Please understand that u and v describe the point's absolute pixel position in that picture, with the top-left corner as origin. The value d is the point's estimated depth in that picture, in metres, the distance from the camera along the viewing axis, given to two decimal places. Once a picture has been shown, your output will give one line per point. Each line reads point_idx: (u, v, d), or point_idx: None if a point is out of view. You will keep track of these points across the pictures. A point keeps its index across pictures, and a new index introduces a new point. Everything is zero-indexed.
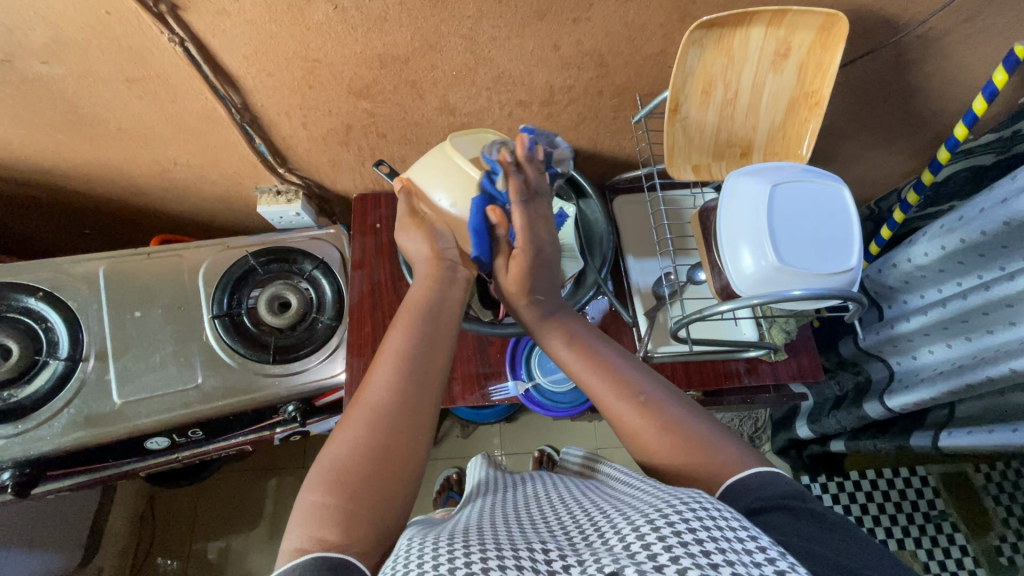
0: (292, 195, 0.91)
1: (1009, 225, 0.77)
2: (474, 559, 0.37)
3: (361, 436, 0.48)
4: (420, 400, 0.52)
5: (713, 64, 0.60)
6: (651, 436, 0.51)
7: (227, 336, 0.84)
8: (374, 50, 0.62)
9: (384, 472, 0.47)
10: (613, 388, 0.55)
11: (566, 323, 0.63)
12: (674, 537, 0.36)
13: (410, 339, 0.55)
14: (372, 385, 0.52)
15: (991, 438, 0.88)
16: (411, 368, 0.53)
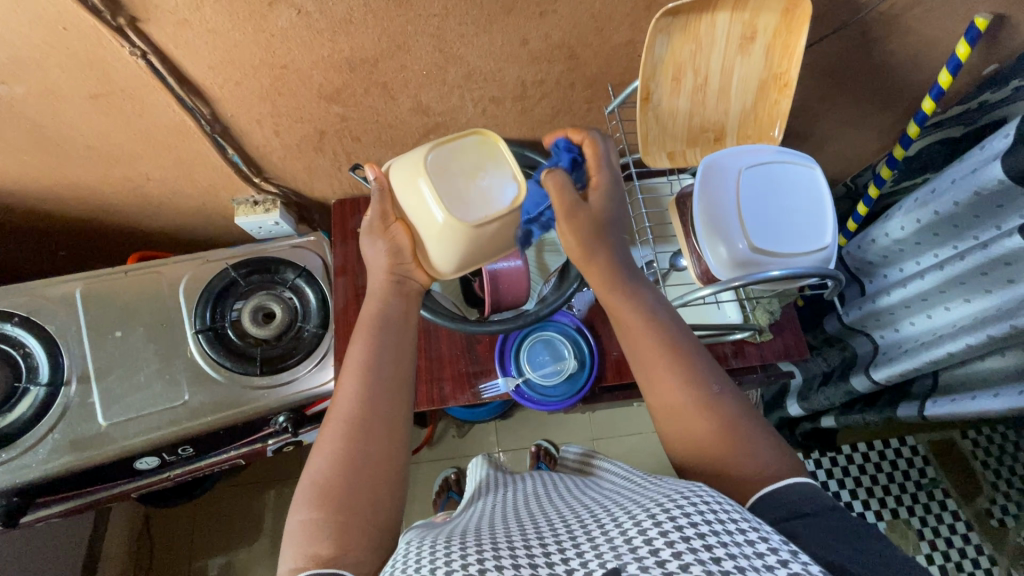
0: (269, 204, 0.90)
1: (980, 195, 0.80)
2: (471, 561, 0.37)
3: (344, 448, 0.49)
4: (390, 406, 0.53)
5: (682, 51, 0.61)
6: (683, 400, 0.52)
7: (213, 351, 0.83)
8: (342, 53, 0.61)
9: (372, 485, 0.48)
10: (662, 354, 0.55)
11: (638, 289, 0.59)
12: (676, 531, 0.36)
13: (378, 351, 0.56)
14: (340, 399, 0.53)
15: (974, 405, 0.90)
16: (376, 376, 0.54)
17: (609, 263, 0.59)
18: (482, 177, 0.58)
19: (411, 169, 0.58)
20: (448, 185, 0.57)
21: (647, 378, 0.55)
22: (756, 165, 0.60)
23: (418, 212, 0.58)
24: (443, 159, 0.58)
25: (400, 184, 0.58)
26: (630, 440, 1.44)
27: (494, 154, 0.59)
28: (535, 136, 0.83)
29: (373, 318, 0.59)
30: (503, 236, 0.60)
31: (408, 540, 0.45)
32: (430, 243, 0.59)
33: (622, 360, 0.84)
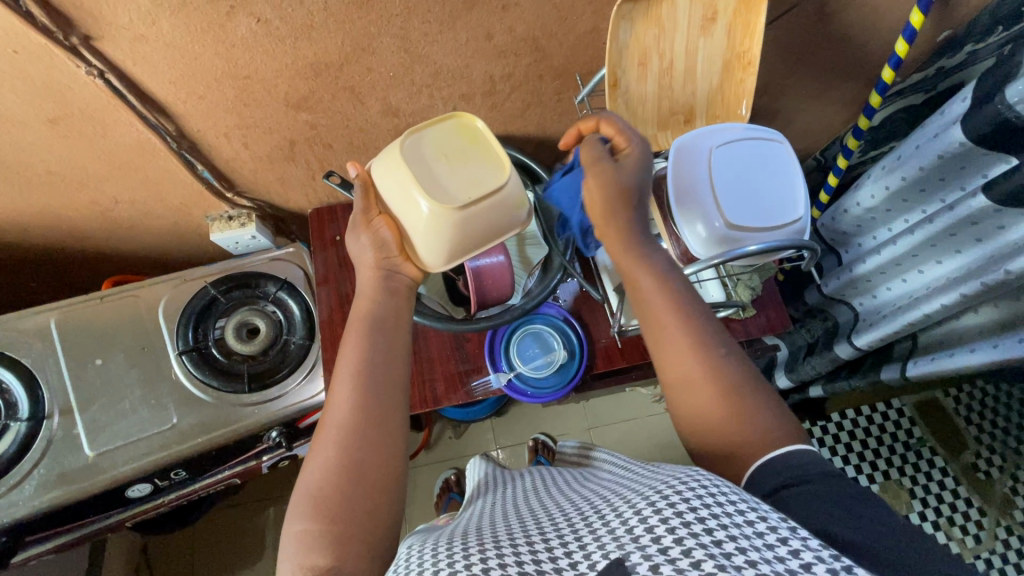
0: (244, 218, 0.89)
1: (943, 158, 0.83)
2: (474, 560, 0.37)
3: (335, 457, 0.49)
4: (384, 412, 0.52)
5: (646, 36, 0.61)
6: (689, 370, 0.52)
7: (198, 371, 0.82)
8: (306, 59, 0.60)
9: (367, 492, 0.48)
10: (668, 323, 0.54)
11: (642, 252, 0.58)
12: (677, 517, 0.36)
13: (370, 355, 0.54)
14: (334, 406, 0.52)
15: (952, 361, 0.93)
16: (369, 382, 0.53)
17: (621, 229, 0.59)
18: (462, 161, 0.56)
19: (392, 161, 0.56)
20: (428, 174, 0.55)
21: (654, 338, 0.55)
22: (725, 142, 0.61)
23: (401, 203, 0.57)
24: (422, 146, 0.56)
25: (382, 177, 0.57)
26: (625, 426, 1.46)
27: (472, 138, 0.57)
28: (508, 130, 0.83)
29: (364, 321, 0.57)
30: (491, 223, 0.58)
31: (408, 543, 0.45)
32: (415, 235, 0.57)
33: (612, 347, 0.83)
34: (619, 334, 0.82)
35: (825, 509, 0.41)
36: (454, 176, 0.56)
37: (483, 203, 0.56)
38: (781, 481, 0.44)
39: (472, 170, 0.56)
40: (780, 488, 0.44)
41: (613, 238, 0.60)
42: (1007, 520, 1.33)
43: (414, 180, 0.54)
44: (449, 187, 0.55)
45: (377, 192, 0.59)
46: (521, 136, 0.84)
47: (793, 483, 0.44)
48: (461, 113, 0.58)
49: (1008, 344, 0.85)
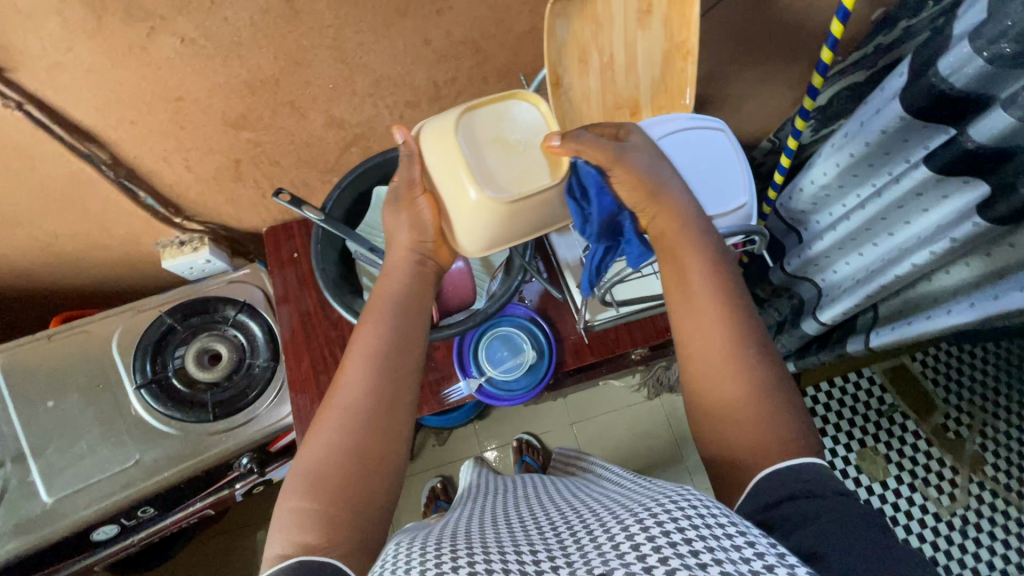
0: (196, 243, 0.86)
1: (886, 133, 0.85)
2: (462, 563, 0.37)
3: (335, 439, 0.47)
4: (398, 403, 0.50)
5: (583, 32, 0.62)
6: (723, 357, 0.48)
7: (158, 404, 0.79)
8: (238, 77, 0.59)
9: (359, 474, 0.46)
10: (708, 313, 0.49)
11: (689, 233, 0.53)
12: (663, 537, 0.35)
13: (383, 345, 0.52)
14: (344, 387, 0.50)
15: (911, 329, 0.95)
16: (388, 369, 0.51)
17: (673, 210, 0.54)
18: (521, 147, 0.54)
19: (446, 133, 0.52)
20: (481, 156, 0.52)
21: (687, 310, 0.51)
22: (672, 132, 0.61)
23: (446, 182, 0.53)
24: (477, 125, 0.53)
25: (432, 147, 0.53)
26: (608, 419, 1.47)
27: (530, 126, 0.55)
28: None
29: (388, 304, 0.55)
30: (537, 215, 0.55)
31: (397, 539, 0.44)
32: (455, 218, 0.54)
33: (581, 342, 0.84)
34: (586, 329, 0.83)
35: (838, 540, 0.37)
36: (508, 163, 0.53)
37: (534, 196, 0.53)
38: (795, 489, 0.41)
39: (526, 161, 0.54)
40: (792, 496, 0.41)
41: (660, 220, 0.54)
42: (979, 475, 1.37)
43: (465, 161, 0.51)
44: (505, 172, 0.53)
45: (424, 162, 0.54)
46: None
47: (811, 499, 0.40)
48: (516, 96, 0.55)
49: (961, 308, 0.86)
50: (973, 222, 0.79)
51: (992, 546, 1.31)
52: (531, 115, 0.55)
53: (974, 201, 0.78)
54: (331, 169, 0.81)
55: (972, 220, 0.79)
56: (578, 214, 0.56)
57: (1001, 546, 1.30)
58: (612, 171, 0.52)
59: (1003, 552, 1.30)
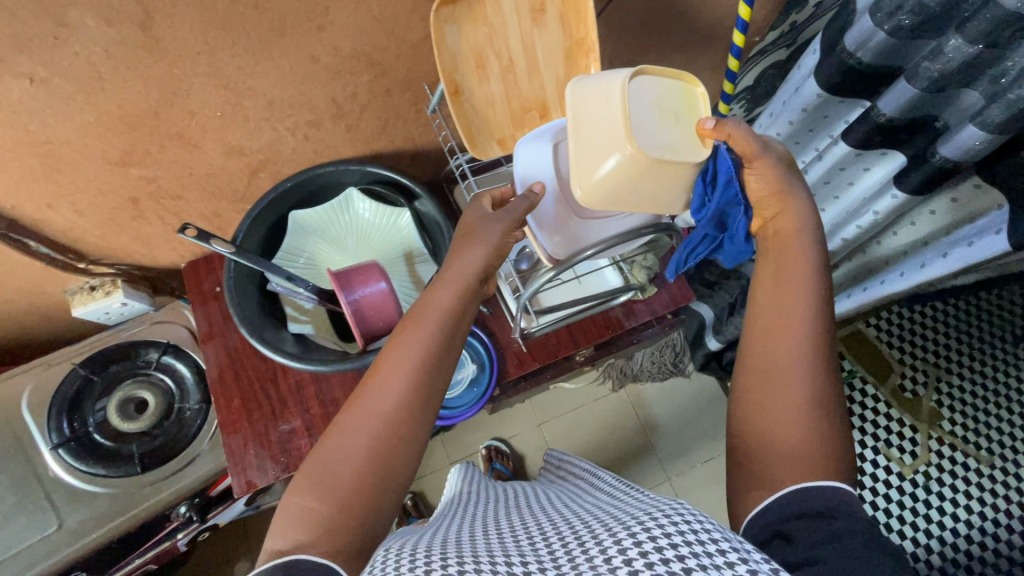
0: (109, 286, 0.81)
1: (806, 110, 0.85)
2: (454, 567, 0.34)
3: (366, 441, 0.43)
4: (426, 424, 0.46)
5: (476, 37, 0.60)
6: (794, 353, 0.47)
7: (79, 462, 0.75)
8: (109, 113, 0.55)
9: (382, 481, 0.43)
10: (790, 312, 0.48)
11: (783, 249, 0.50)
12: (655, 553, 0.33)
13: (431, 353, 0.47)
14: (382, 389, 0.45)
15: (865, 296, 0.93)
16: (427, 385, 0.46)
17: (796, 211, 0.51)
18: (667, 118, 0.53)
19: (605, 91, 0.52)
20: (643, 115, 0.52)
21: (768, 310, 0.49)
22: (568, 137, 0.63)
23: (599, 127, 0.52)
24: (644, 88, 0.53)
25: (584, 105, 0.54)
26: (575, 416, 1.45)
27: (693, 101, 0.54)
28: (374, 150, 0.79)
29: (438, 308, 0.49)
30: (659, 189, 0.53)
31: (383, 543, 0.41)
32: (588, 162, 0.54)
33: (522, 351, 0.83)
34: (524, 338, 0.79)
35: (859, 562, 0.36)
36: (661, 128, 0.52)
37: (677, 165, 0.52)
38: (813, 508, 0.41)
39: (680, 131, 0.53)
40: (814, 513, 0.41)
41: (782, 219, 0.51)
42: (937, 432, 1.28)
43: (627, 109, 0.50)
44: (651, 135, 0.52)
45: (570, 119, 0.55)
46: (391, 153, 0.81)
47: (831, 518, 0.40)
48: (688, 78, 0.54)
49: (893, 278, 0.87)
50: (892, 194, 0.80)
51: (969, 505, 1.20)
52: (700, 92, 0.54)
53: (891, 172, 0.79)
54: (243, 198, 0.77)
55: (890, 192, 0.81)
56: (699, 195, 0.54)
57: (977, 504, 1.20)
58: (751, 163, 0.51)
59: (981, 511, 1.19)
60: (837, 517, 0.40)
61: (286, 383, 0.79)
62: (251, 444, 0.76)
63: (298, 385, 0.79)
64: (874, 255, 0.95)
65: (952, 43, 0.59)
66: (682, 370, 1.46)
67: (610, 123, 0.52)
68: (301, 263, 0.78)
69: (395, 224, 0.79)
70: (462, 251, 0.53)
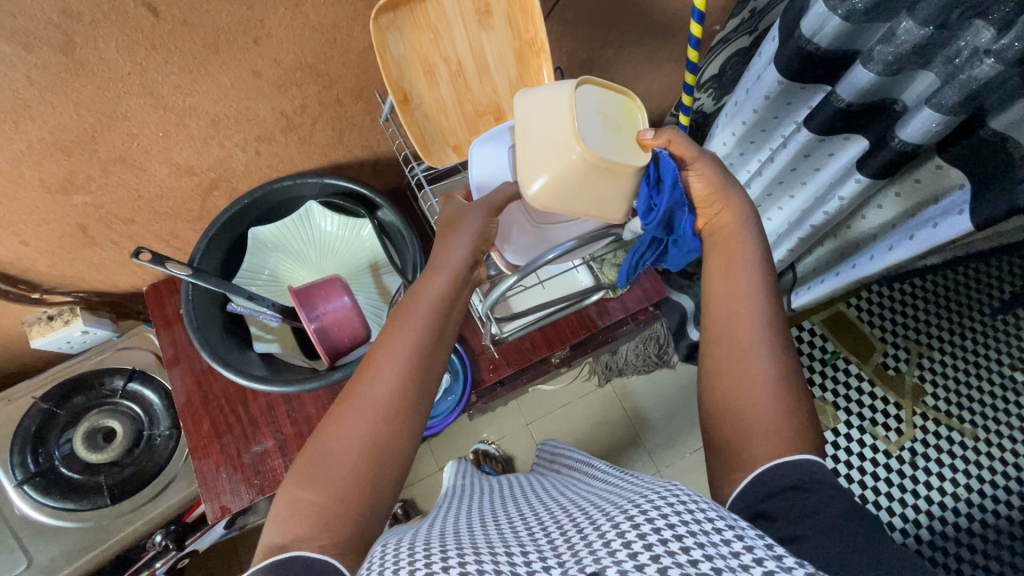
0: (68, 315, 0.79)
1: (769, 99, 0.83)
2: (452, 563, 0.33)
3: (363, 431, 0.42)
4: (426, 411, 0.45)
5: (421, 43, 0.58)
6: (756, 333, 0.48)
7: (47, 498, 0.73)
8: (42, 140, 0.53)
9: (379, 471, 0.42)
10: (747, 294, 0.49)
11: (732, 240, 0.52)
12: (654, 534, 0.33)
13: (423, 339, 0.45)
14: (377, 378, 0.43)
15: (838, 280, 0.93)
16: (425, 372, 0.45)
17: (738, 206, 0.53)
18: (612, 125, 0.53)
19: (552, 97, 0.52)
20: (588, 119, 0.52)
21: (720, 294, 0.50)
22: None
23: (545, 132, 0.52)
24: (589, 96, 0.53)
25: (530, 110, 0.53)
26: (562, 413, 1.45)
27: (633, 113, 0.55)
28: (332, 161, 0.77)
29: (430, 293, 0.48)
30: (600, 195, 0.53)
31: (383, 537, 0.40)
32: (536, 164, 0.53)
33: (497, 356, 0.82)
34: (495, 341, 0.75)
35: (840, 537, 0.36)
36: (606, 134, 0.52)
37: (621, 172, 0.52)
38: (789, 483, 0.41)
39: (623, 139, 0.53)
40: (791, 488, 0.41)
41: (724, 216, 0.53)
42: (921, 408, 1.27)
43: (573, 114, 0.50)
44: (597, 140, 0.52)
45: (517, 124, 0.54)
46: (349, 163, 0.79)
47: (807, 494, 0.40)
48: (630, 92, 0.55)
49: (863, 261, 0.86)
50: (855, 179, 0.80)
51: (956, 479, 1.19)
52: (640, 105, 0.55)
53: (854, 157, 0.79)
54: (199, 218, 0.75)
55: (854, 177, 0.80)
56: (647, 199, 0.53)
57: (964, 477, 1.19)
58: (690, 167, 0.53)
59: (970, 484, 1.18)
60: (811, 491, 0.40)
61: (256, 404, 0.77)
62: (223, 467, 0.74)
63: (269, 405, 0.77)
64: (850, 237, 0.94)
65: (903, 26, 0.58)
66: (667, 362, 1.43)
67: (555, 127, 0.51)
68: (263, 278, 0.76)
69: (357, 235, 0.78)
70: (448, 239, 0.52)
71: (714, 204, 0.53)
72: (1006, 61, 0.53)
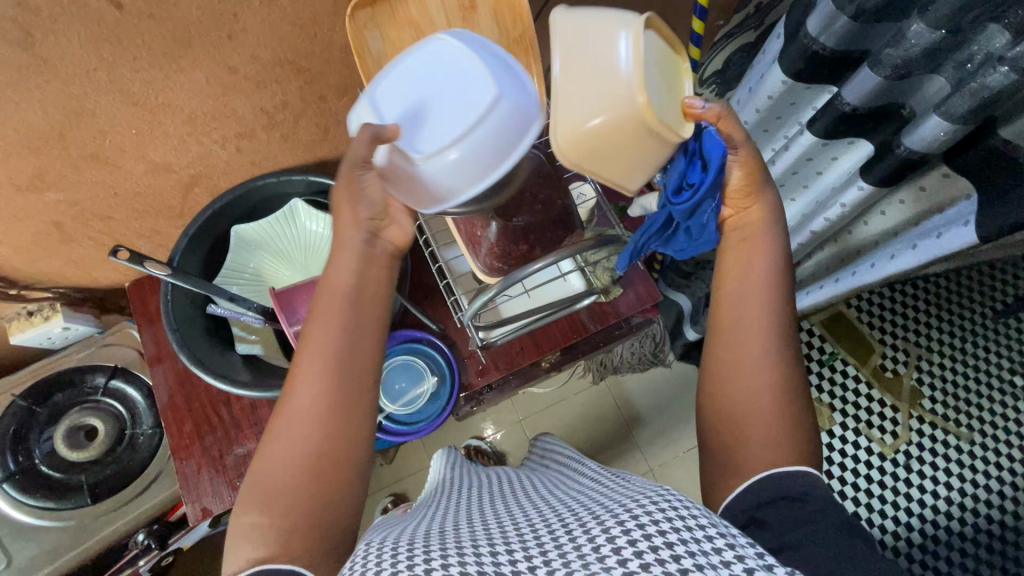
0: (48, 311, 0.78)
1: (772, 99, 0.80)
2: (440, 562, 0.31)
3: (296, 445, 0.42)
4: (358, 410, 0.45)
5: (403, 40, 0.55)
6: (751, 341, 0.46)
7: (28, 497, 0.73)
8: (8, 137, 0.51)
9: (322, 482, 0.42)
10: (756, 299, 0.48)
11: (748, 242, 0.51)
12: (644, 540, 0.31)
13: (337, 340, 0.45)
14: (301, 388, 0.44)
15: (839, 286, 0.90)
16: (343, 368, 0.45)
17: (757, 204, 0.51)
18: (665, 81, 0.43)
19: (609, 30, 0.42)
20: (650, 70, 0.42)
21: (734, 300, 0.49)
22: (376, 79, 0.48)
23: (594, 75, 0.42)
24: (649, 40, 0.43)
25: (578, 40, 0.42)
26: (555, 410, 1.44)
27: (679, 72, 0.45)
28: (318, 157, 0.75)
29: (335, 294, 0.47)
30: (635, 159, 0.45)
31: (367, 538, 0.38)
32: (575, 110, 0.43)
33: (485, 360, 0.80)
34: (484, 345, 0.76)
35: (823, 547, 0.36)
36: (662, 92, 0.43)
37: (667, 143, 0.43)
38: (786, 493, 0.41)
39: (670, 100, 0.44)
40: (781, 497, 0.41)
41: (751, 214, 0.51)
42: (919, 411, 1.25)
43: (637, 57, 0.41)
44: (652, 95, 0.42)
45: (559, 47, 0.42)
46: (335, 159, 0.76)
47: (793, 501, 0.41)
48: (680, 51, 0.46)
49: (864, 269, 0.84)
50: (858, 186, 0.77)
51: (951, 482, 1.18)
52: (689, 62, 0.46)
53: (857, 162, 0.76)
54: (180, 215, 0.73)
55: (856, 185, 0.77)
56: (681, 173, 0.47)
57: (959, 481, 1.17)
58: (735, 151, 0.48)
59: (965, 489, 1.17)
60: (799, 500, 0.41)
61: (239, 405, 0.76)
62: (205, 469, 0.73)
63: (252, 407, 0.75)
64: (850, 242, 0.92)
65: (914, 28, 0.55)
66: (661, 361, 1.41)
67: (604, 69, 0.42)
68: (247, 275, 0.75)
69: None
70: (338, 234, 0.49)
71: (749, 199, 0.51)
72: (1021, 70, 0.50)
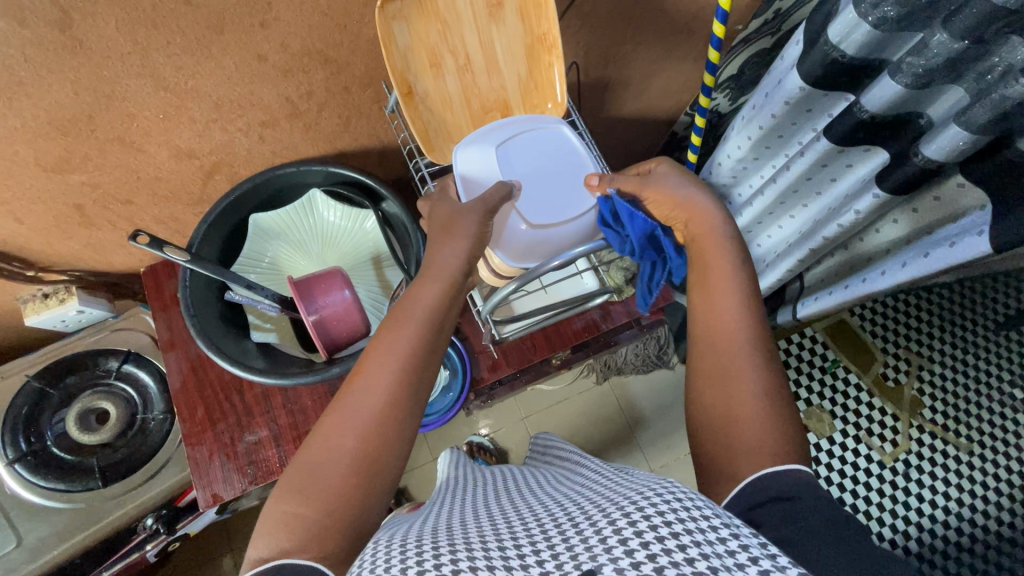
0: (63, 294, 0.78)
1: (789, 105, 0.78)
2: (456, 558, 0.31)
3: (355, 443, 0.41)
4: (418, 418, 0.43)
5: (428, 31, 0.56)
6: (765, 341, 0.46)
7: (38, 478, 0.73)
8: (39, 118, 0.51)
9: (371, 483, 0.40)
10: (730, 307, 0.48)
11: (715, 252, 0.51)
12: (651, 533, 0.30)
13: (411, 350, 0.44)
14: (371, 386, 0.42)
15: (847, 293, 0.91)
16: (416, 383, 0.44)
17: (705, 212, 0.54)
18: None
19: None
20: None
21: (698, 308, 0.50)
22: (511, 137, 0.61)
23: None
24: None
25: None
26: (558, 409, 1.44)
27: None
28: (338, 149, 0.75)
29: (422, 306, 0.47)
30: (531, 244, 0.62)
31: (376, 533, 0.37)
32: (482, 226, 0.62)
33: (496, 354, 0.81)
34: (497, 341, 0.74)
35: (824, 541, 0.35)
36: None
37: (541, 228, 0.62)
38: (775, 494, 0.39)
39: None
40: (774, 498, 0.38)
41: (693, 226, 0.54)
42: (919, 420, 1.25)
43: None
44: None
45: None
46: (355, 151, 0.77)
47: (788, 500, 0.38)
48: None
49: (874, 276, 0.84)
50: (872, 193, 0.78)
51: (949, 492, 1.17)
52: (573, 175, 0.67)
53: (874, 169, 0.77)
54: (198, 202, 0.73)
55: (872, 191, 0.78)
56: (616, 236, 0.60)
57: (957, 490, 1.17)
58: (645, 195, 0.57)
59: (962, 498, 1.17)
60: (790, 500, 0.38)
61: (251, 393, 0.76)
62: (216, 455, 0.73)
63: (264, 395, 0.76)
64: (865, 247, 0.93)
65: (937, 37, 0.55)
66: (666, 363, 1.42)
67: None
68: (263, 265, 0.76)
69: (360, 226, 0.76)
70: (444, 245, 0.51)
71: (692, 215, 0.54)
72: None
